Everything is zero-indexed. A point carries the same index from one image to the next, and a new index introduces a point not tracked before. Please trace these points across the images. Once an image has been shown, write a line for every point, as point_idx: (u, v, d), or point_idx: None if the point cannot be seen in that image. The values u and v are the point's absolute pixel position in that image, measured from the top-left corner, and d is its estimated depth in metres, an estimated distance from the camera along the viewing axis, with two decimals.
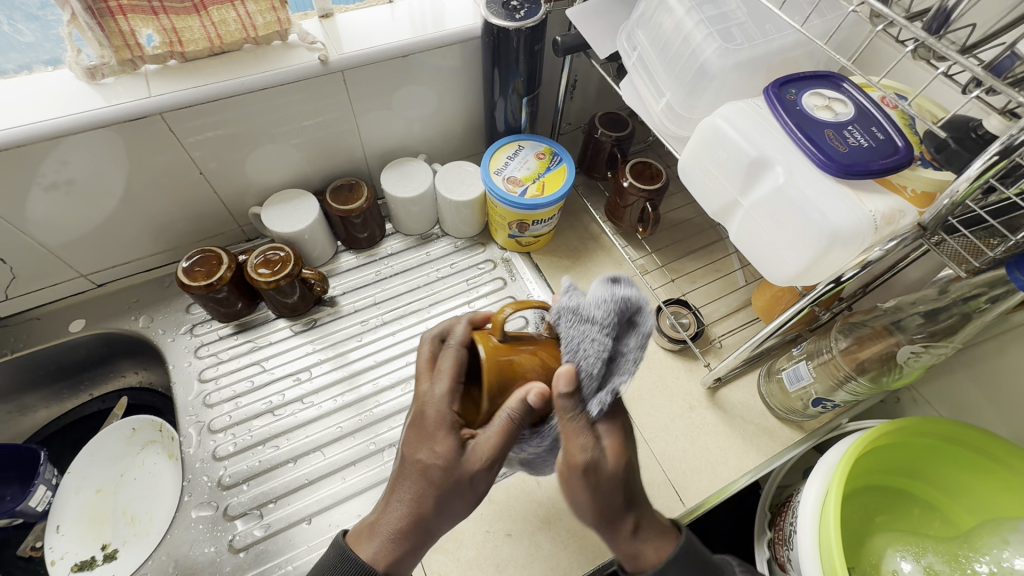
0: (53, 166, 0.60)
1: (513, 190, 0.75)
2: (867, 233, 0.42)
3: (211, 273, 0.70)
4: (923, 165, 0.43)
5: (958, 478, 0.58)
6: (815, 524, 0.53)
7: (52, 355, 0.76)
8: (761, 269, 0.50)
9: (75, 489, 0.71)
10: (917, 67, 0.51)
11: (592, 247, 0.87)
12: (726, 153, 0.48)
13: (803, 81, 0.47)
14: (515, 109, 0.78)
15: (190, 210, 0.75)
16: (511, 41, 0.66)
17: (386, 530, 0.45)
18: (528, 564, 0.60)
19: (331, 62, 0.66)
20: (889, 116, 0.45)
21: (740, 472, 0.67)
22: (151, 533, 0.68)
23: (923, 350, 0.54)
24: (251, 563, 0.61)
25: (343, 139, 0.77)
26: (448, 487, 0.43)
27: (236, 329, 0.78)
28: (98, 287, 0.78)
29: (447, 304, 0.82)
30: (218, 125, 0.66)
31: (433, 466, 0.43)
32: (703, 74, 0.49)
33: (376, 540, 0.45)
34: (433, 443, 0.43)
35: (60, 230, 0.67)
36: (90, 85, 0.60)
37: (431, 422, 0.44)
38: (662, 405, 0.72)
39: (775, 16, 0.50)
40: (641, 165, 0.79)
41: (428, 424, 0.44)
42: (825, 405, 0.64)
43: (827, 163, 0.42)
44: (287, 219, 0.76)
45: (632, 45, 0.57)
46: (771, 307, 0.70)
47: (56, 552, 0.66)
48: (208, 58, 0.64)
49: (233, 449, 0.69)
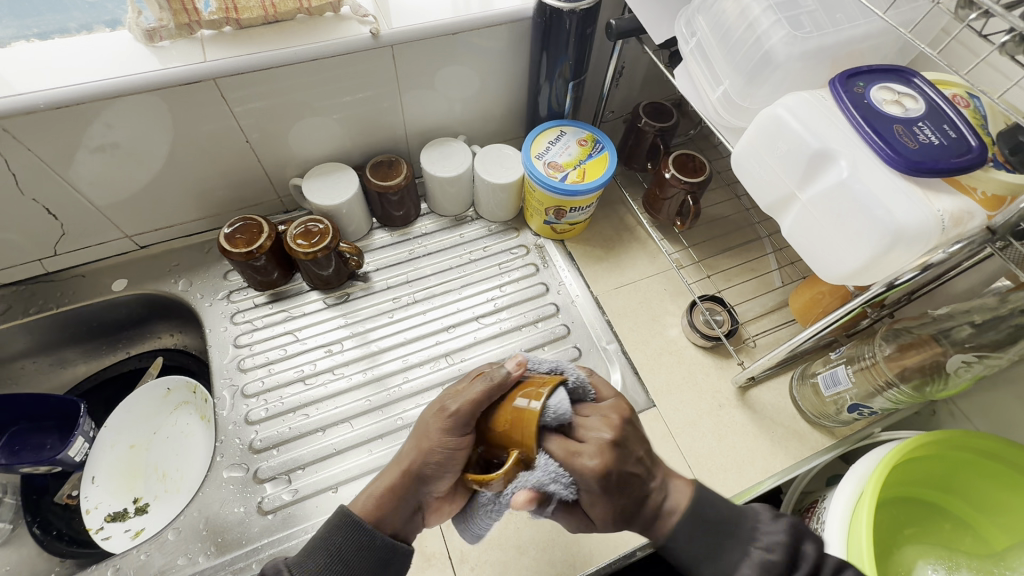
0: (100, 128, 0.61)
1: (553, 175, 0.75)
2: (932, 233, 0.41)
3: (251, 240, 0.71)
4: (996, 166, 0.41)
5: (992, 494, 0.57)
6: (844, 525, 0.52)
7: (94, 311, 0.79)
8: (811, 266, 0.49)
9: (110, 443, 0.73)
10: (997, 69, 0.49)
11: (627, 239, 0.86)
12: (786, 144, 0.47)
13: (871, 74, 0.46)
14: (560, 94, 0.77)
15: (233, 178, 0.76)
16: (564, 23, 0.65)
17: (384, 482, 0.47)
18: (548, 547, 0.61)
19: (382, 36, 0.65)
20: (961, 114, 0.43)
21: (767, 473, 0.66)
22: (182, 491, 0.70)
23: (976, 360, 0.53)
24: (279, 525, 0.63)
25: (385, 116, 0.77)
26: (425, 431, 0.46)
27: (271, 298, 0.80)
28: (141, 249, 0.80)
29: (479, 287, 0.82)
30: (266, 95, 0.66)
31: (422, 419, 0.47)
32: (767, 62, 0.48)
33: (370, 494, 0.47)
34: (431, 404, 0.48)
35: (109, 191, 0.69)
36: (147, 48, 0.61)
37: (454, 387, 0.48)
38: (690, 399, 0.72)
39: (847, 5, 0.48)
40: (684, 158, 0.77)
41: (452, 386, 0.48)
42: (861, 412, 0.62)
43: (894, 159, 0.41)
44: (327, 192, 0.76)
45: (692, 31, 0.56)
46: (809, 309, 0.68)
47: (91, 502, 0.69)
48: (262, 26, 0.64)
49: (265, 414, 0.70)
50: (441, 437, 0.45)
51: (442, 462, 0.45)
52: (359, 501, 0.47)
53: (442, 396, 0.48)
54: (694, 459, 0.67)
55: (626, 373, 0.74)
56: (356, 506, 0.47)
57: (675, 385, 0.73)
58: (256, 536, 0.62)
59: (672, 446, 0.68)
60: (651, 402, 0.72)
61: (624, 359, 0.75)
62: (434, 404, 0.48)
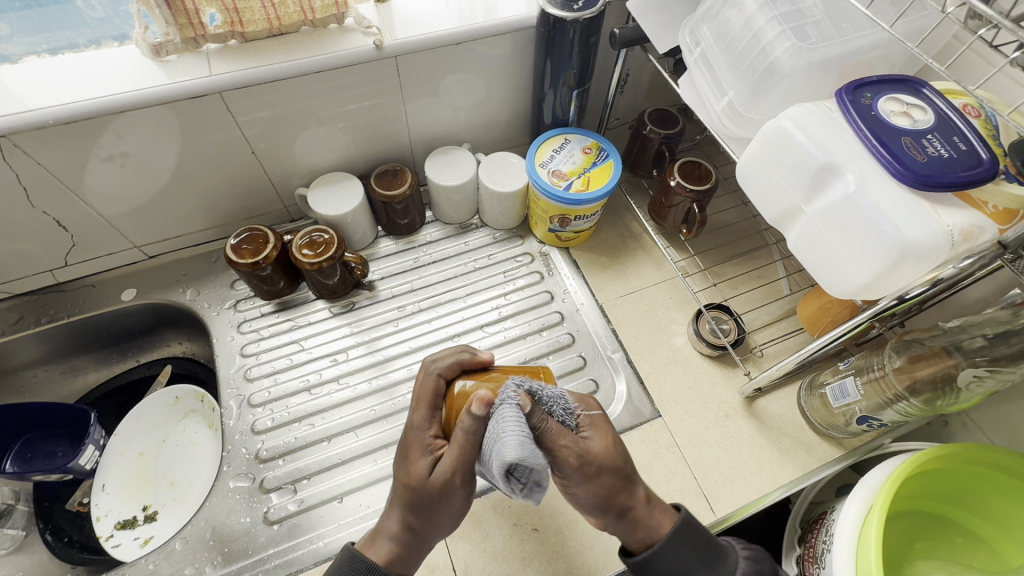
0: (111, 139, 0.62)
1: (557, 184, 0.74)
2: (941, 249, 0.40)
3: (257, 251, 0.71)
4: (1007, 179, 0.41)
5: (1005, 508, 0.55)
6: (852, 542, 0.52)
7: (105, 320, 0.80)
8: (818, 280, 0.49)
9: (121, 451, 0.74)
10: (1013, 82, 0.48)
11: (632, 247, 0.86)
12: (791, 157, 0.46)
13: (879, 85, 0.46)
14: (564, 101, 0.76)
15: (240, 188, 0.77)
16: (567, 32, 0.65)
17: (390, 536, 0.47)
18: (552, 560, 0.60)
19: (386, 47, 0.65)
20: (972, 125, 0.43)
21: (774, 485, 0.65)
22: (190, 499, 0.70)
23: (987, 374, 0.51)
24: (284, 536, 0.63)
25: (390, 124, 0.78)
26: (427, 500, 0.46)
27: (277, 307, 0.80)
28: (150, 259, 0.81)
29: (484, 295, 0.82)
30: (270, 105, 0.67)
31: (411, 485, 0.46)
32: (772, 73, 0.48)
33: (380, 545, 0.47)
34: (410, 456, 0.47)
35: (116, 201, 0.70)
36: (155, 62, 0.62)
37: (412, 447, 0.47)
38: (696, 410, 0.71)
39: (855, 14, 0.48)
40: (690, 165, 0.77)
41: (409, 448, 0.47)
42: (870, 423, 0.61)
43: (903, 173, 0.40)
44: (332, 202, 0.77)
45: (695, 41, 0.56)
46: (817, 318, 0.67)
47: (101, 509, 0.70)
48: (267, 39, 0.65)
49: (271, 424, 0.71)
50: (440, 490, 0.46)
51: (447, 516, 0.47)
52: (369, 546, 0.47)
53: (415, 446, 0.47)
54: (700, 471, 0.67)
55: (631, 383, 0.74)
56: (366, 552, 0.47)
57: (681, 395, 0.72)
58: (262, 545, 0.62)
59: (679, 457, 0.68)
60: (657, 412, 0.71)
61: (629, 369, 0.75)
62: (420, 468, 0.46)
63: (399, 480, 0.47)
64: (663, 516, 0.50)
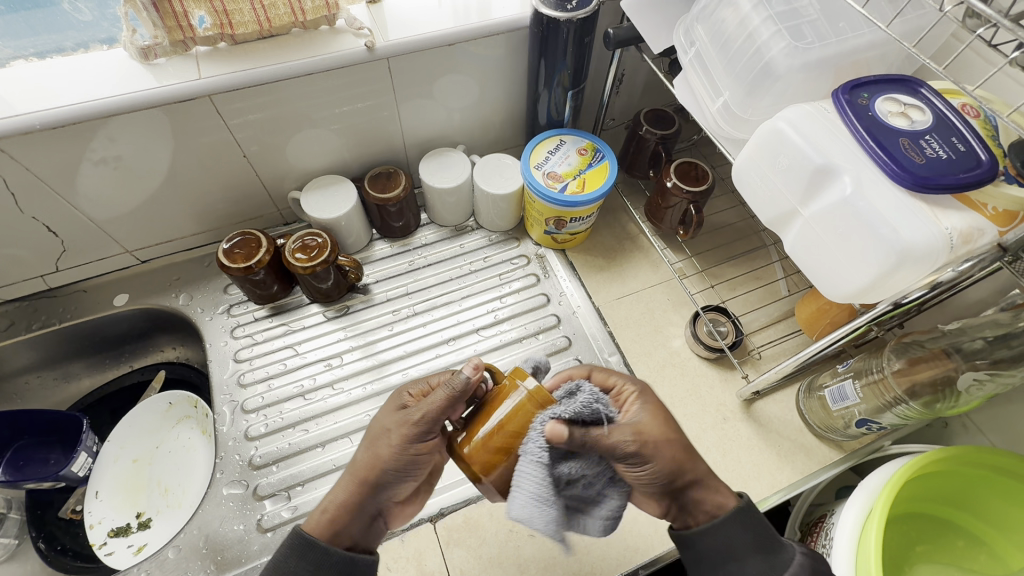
0: (102, 142, 0.61)
1: (552, 186, 0.74)
2: (940, 252, 0.39)
3: (250, 255, 0.70)
4: (1007, 180, 0.40)
5: (1005, 511, 0.55)
6: (852, 547, 0.51)
7: (97, 326, 0.79)
8: (816, 284, 0.48)
9: (114, 457, 0.74)
10: (1013, 82, 0.48)
11: (629, 248, 0.85)
12: (787, 159, 0.46)
13: (877, 85, 0.45)
14: (559, 102, 0.75)
15: (232, 192, 0.76)
16: (561, 32, 0.64)
17: (339, 499, 0.47)
18: (548, 566, 0.60)
19: (377, 48, 0.65)
20: (971, 126, 0.42)
21: (773, 490, 0.65)
22: (184, 505, 0.70)
23: (987, 378, 0.51)
24: (278, 543, 0.62)
25: (384, 126, 0.77)
26: (392, 460, 0.47)
27: (271, 311, 0.80)
28: (142, 264, 0.80)
29: (479, 298, 0.81)
30: (260, 108, 0.66)
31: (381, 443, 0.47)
32: (767, 73, 0.47)
33: (326, 509, 0.47)
34: (388, 414, 0.48)
35: (108, 206, 0.69)
36: (143, 65, 0.61)
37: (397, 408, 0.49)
38: (694, 413, 0.70)
39: (851, 13, 0.47)
40: (687, 166, 0.76)
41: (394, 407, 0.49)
42: (870, 426, 0.60)
43: (900, 175, 0.40)
44: (326, 205, 0.76)
45: (690, 41, 0.55)
46: (815, 320, 0.67)
47: (95, 517, 0.69)
48: (258, 41, 0.64)
49: (265, 430, 0.70)
50: (400, 480, 0.48)
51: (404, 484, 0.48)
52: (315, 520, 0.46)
53: (395, 406, 0.49)
54: None
55: None
56: (311, 525, 0.46)
57: (679, 398, 0.72)
58: (256, 553, 0.62)
59: None
60: None
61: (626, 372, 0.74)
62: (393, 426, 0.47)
63: (371, 435, 0.48)
64: (721, 500, 0.46)
